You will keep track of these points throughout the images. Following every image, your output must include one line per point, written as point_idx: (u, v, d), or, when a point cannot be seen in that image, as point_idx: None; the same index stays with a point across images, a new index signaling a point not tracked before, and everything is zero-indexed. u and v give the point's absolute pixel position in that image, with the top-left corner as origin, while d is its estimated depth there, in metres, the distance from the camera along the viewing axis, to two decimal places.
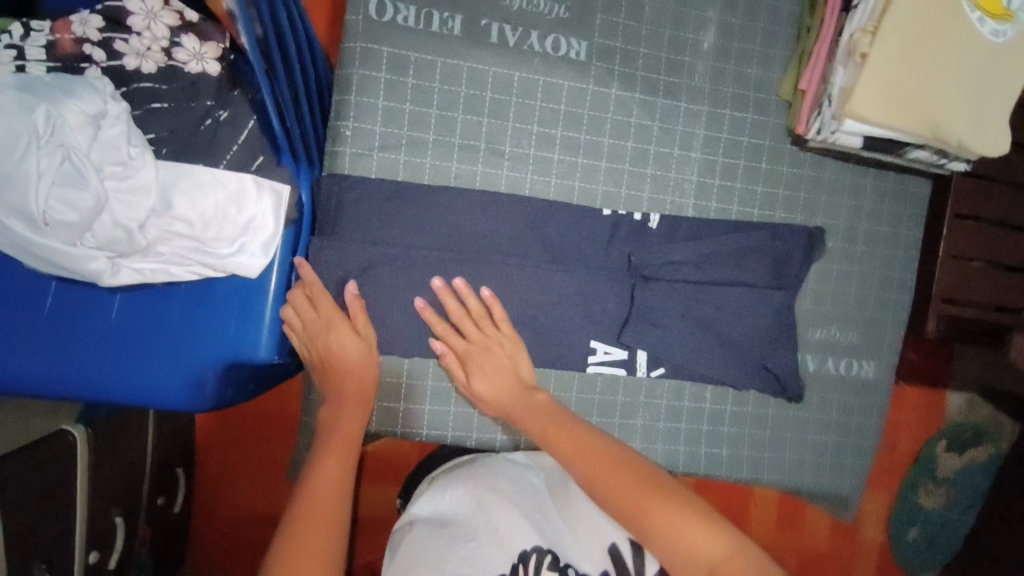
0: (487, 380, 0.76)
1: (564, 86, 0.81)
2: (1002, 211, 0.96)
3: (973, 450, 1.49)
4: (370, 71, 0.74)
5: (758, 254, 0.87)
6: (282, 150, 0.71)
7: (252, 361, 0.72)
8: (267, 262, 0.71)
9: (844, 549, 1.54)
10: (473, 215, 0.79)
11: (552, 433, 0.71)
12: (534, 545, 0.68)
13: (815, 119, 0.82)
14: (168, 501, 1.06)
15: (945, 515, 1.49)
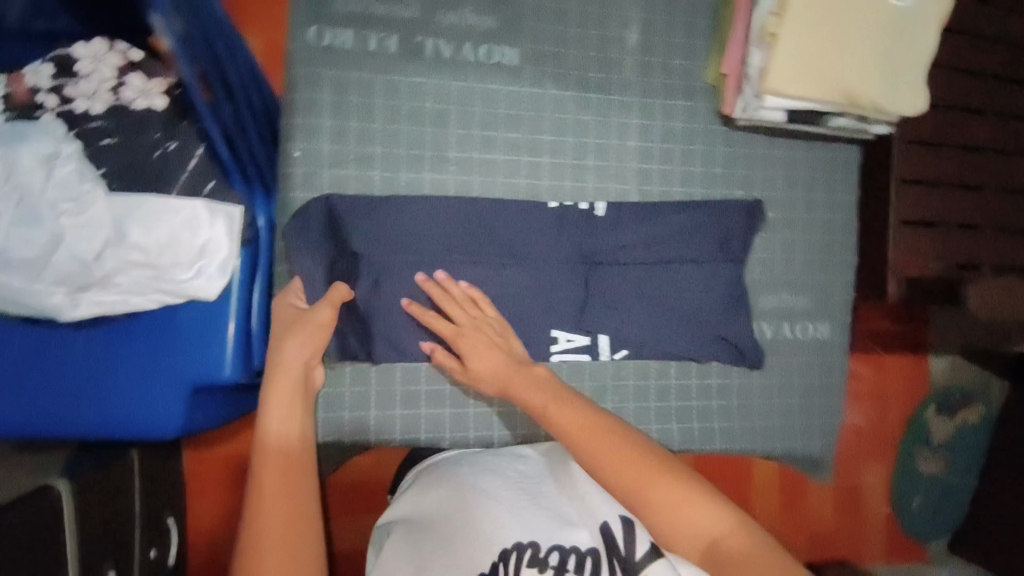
0: (484, 359, 0.75)
1: (500, 91, 0.86)
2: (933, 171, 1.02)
3: (964, 411, 1.60)
4: (313, 93, 0.79)
5: (704, 232, 0.92)
6: (231, 174, 0.76)
7: (217, 381, 0.75)
8: (225, 284, 0.75)
9: (850, 525, 1.57)
10: (426, 219, 0.83)
11: (549, 408, 0.69)
12: (516, 541, 0.64)
13: (740, 100, 0.87)
14: (160, 549, 1.06)
15: (948, 479, 1.59)
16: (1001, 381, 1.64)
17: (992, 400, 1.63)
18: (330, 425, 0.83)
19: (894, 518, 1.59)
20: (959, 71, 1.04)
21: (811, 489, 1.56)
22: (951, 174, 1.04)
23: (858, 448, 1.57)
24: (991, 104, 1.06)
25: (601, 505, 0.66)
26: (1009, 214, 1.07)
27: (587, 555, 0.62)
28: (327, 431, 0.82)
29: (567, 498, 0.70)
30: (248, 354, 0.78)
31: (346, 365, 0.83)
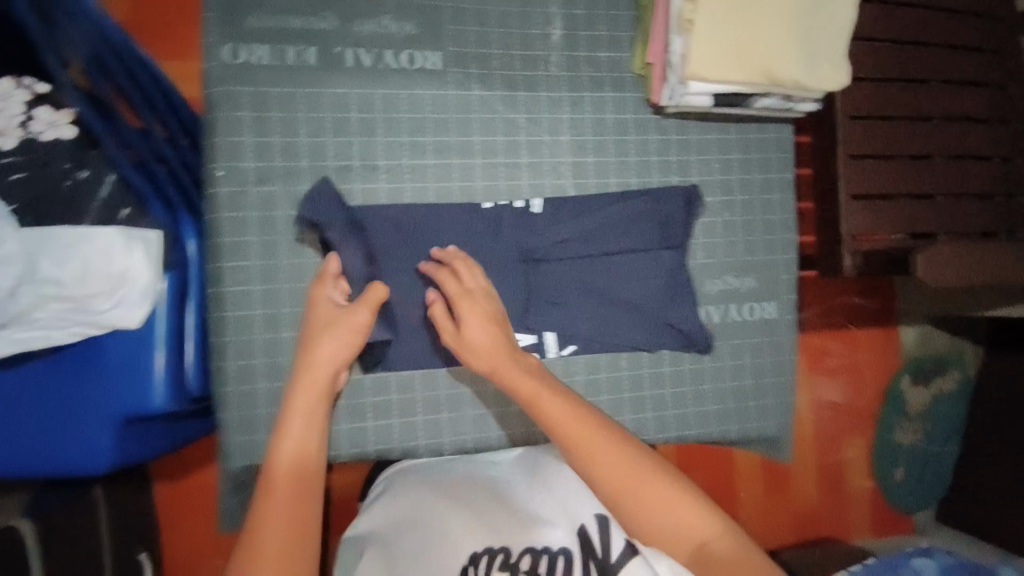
0: (481, 327, 0.77)
1: (426, 96, 0.85)
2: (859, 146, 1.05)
3: (940, 379, 1.62)
4: (231, 111, 0.78)
5: (644, 221, 0.92)
6: (148, 200, 0.75)
7: (147, 411, 0.76)
8: (148, 312, 0.75)
9: (837, 502, 1.58)
10: (359, 231, 0.83)
11: (556, 415, 0.70)
12: (488, 545, 0.68)
13: (666, 88, 0.87)
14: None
15: (927, 448, 1.60)
16: (976, 348, 1.64)
17: (970, 367, 1.63)
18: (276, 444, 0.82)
19: (878, 490, 1.61)
20: (893, 45, 1.08)
21: (796, 470, 1.56)
22: (886, 146, 1.09)
23: (839, 423, 1.58)
24: (928, 76, 1.10)
25: (579, 509, 0.69)
26: (950, 183, 1.11)
27: (560, 556, 0.66)
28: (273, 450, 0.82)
29: (536, 499, 0.73)
30: (179, 383, 0.79)
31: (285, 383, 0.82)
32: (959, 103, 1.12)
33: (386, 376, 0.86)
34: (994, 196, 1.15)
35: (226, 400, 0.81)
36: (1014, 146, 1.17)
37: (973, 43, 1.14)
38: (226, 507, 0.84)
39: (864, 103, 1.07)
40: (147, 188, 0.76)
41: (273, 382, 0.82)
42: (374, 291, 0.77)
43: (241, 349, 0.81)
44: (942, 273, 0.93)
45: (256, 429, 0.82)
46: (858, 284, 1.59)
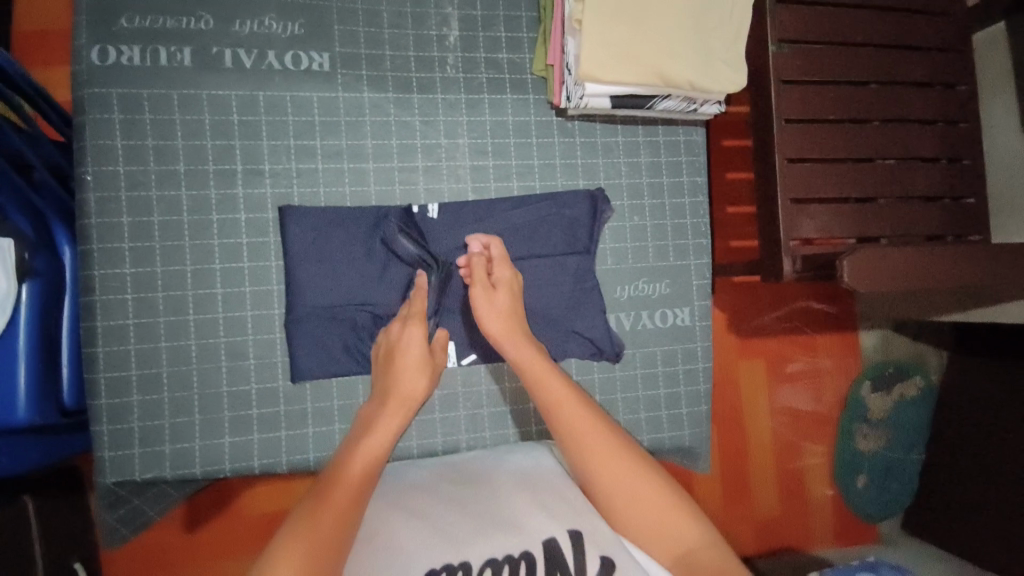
0: (507, 317, 0.77)
1: (313, 98, 0.83)
2: (791, 148, 1.01)
3: (901, 385, 1.55)
4: (101, 114, 0.76)
5: (548, 225, 0.90)
6: (5, 208, 0.75)
7: (10, 424, 0.74)
8: (6, 323, 0.73)
9: (800, 510, 1.55)
10: (248, 238, 0.81)
11: (572, 418, 0.68)
12: (450, 561, 0.61)
13: (564, 89, 0.84)
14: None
15: (889, 455, 1.54)
16: (940, 353, 1.58)
17: (930, 371, 1.57)
18: (149, 460, 0.77)
19: (839, 497, 1.57)
20: (825, 48, 1.02)
21: (752, 478, 1.53)
22: (825, 151, 1.02)
23: (795, 429, 1.55)
24: (865, 77, 1.04)
25: (543, 521, 0.65)
26: (892, 187, 1.04)
27: (522, 560, 0.62)
28: (147, 465, 0.77)
29: (492, 511, 0.68)
30: (46, 392, 0.77)
31: (164, 395, 0.78)
32: (902, 104, 1.05)
33: (306, 386, 0.82)
34: (942, 199, 1.08)
35: (97, 414, 0.76)
36: (964, 145, 1.09)
37: (915, 40, 1.06)
38: (106, 524, 0.79)
39: (799, 106, 1.01)
40: (4, 198, 0.75)
41: (148, 394, 0.77)
42: (439, 351, 0.80)
43: (112, 358, 0.76)
44: (870, 279, 0.88)
45: (131, 444, 0.77)
46: (814, 288, 1.57)
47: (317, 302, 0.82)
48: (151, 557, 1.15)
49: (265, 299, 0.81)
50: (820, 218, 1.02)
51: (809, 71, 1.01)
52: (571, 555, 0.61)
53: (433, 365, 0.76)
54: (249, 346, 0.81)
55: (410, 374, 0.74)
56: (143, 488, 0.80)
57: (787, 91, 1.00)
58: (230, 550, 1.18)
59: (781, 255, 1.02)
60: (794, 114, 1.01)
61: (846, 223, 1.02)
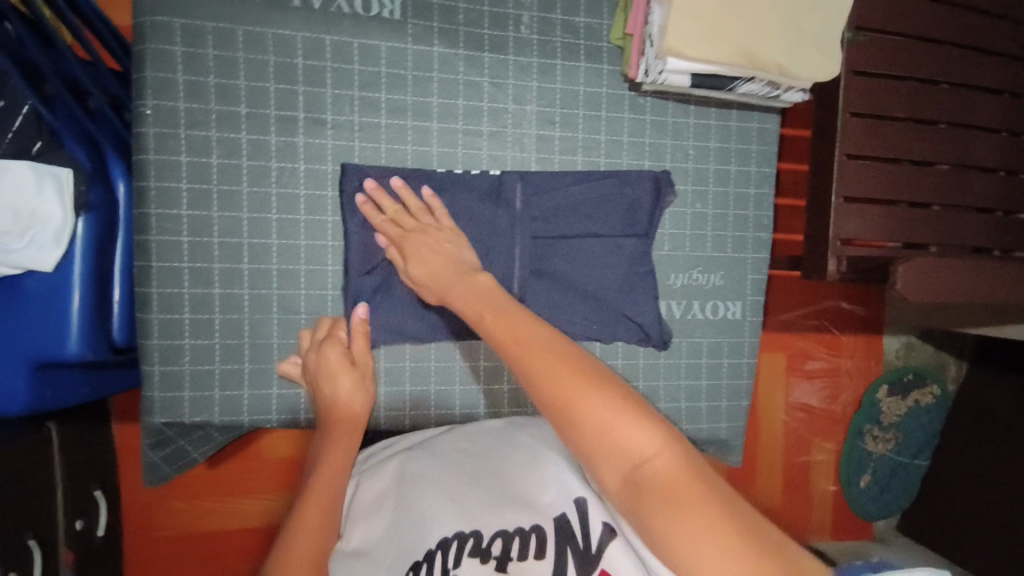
0: (420, 260, 0.71)
1: (381, 47, 0.79)
2: (857, 142, 0.93)
3: (916, 392, 1.51)
4: (164, 45, 0.73)
5: (608, 204, 0.87)
6: (63, 136, 0.72)
7: (60, 357, 0.74)
8: (62, 255, 0.71)
9: (801, 505, 1.52)
10: (308, 189, 0.79)
11: (510, 339, 0.56)
12: (456, 531, 0.61)
13: (642, 61, 0.80)
14: (88, 524, 1.02)
15: (896, 459, 1.51)
16: (959, 363, 1.56)
17: (949, 381, 1.55)
18: (199, 405, 0.78)
19: (840, 494, 1.53)
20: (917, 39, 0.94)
21: (760, 471, 1.50)
22: (890, 151, 0.94)
23: (807, 425, 1.52)
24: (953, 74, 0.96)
25: (558, 496, 0.62)
26: (970, 195, 0.99)
27: (533, 534, 0.59)
28: (196, 409, 0.78)
29: (506, 479, 0.66)
30: (98, 330, 0.76)
31: (215, 342, 0.78)
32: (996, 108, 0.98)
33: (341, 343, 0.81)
34: (994, 212, 1.02)
35: (149, 354, 0.76)
36: (1023, 158, 1.02)
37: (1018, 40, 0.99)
38: (150, 462, 0.80)
39: (869, 99, 0.93)
40: (61, 124, 0.72)
41: (199, 338, 0.77)
42: (361, 337, 0.79)
43: (166, 300, 0.75)
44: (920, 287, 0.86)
45: (181, 387, 0.77)
46: (846, 290, 1.52)
47: (359, 264, 0.79)
48: (173, 491, 1.18)
49: (319, 254, 0.80)
50: (885, 221, 0.95)
51: (887, 62, 0.92)
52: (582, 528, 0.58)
53: (362, 368, 0.79)
54: (301, 300, 0.80)
55: (345, 401, 0.77)
56: (190, 429, 0.80)
57: (865, 79, 0.92)
58: (251, 489, 1.21)
59: (827, 253, 0.97)
60: (863, 108, 0.93)
61: (915, 228, 0.96)
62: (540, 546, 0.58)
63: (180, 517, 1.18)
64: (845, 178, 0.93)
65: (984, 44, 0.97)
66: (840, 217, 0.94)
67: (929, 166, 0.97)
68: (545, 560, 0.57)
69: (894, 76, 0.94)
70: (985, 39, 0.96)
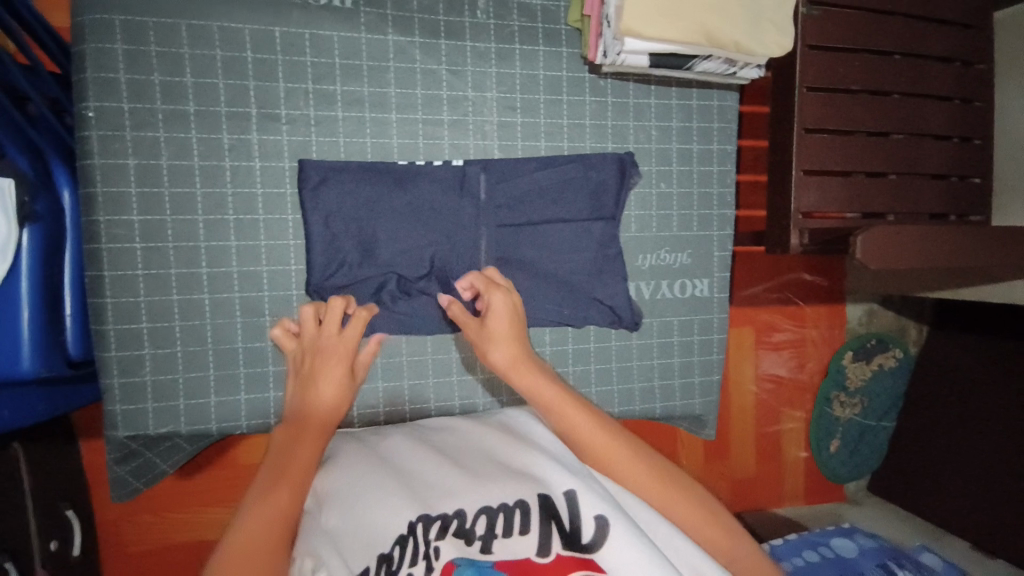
0: (512, 346, 0.68)
1: (333, 37, 0.76)
2: (813, 116, 0.95)
3: (881, 355, 1.56)
4: (103, 43, 0.69)
5: (574, 189, 0.86)
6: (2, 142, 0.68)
7: (14, 376, 0.70)
8: (7, 268, 0.67)
9: (776, 473, 1.57)
10: (266, 188, 0.76)
11: (593, 446, 0.61)
12: (442, 511, 0.58)
13: (601, 43, 0.80)
14: (64, 546, 0.99)
15: (865, 422, 1.57)
16: (920, 326, 1.61)
17: (910, 344, 1.60)
18: (164, 415, 0.75)
19: (812, 460, 1.59)
20: (867, 12, 0.95)
21: (733, 440, 1.53)
22: (845, 123, 0.96)
23: (778, 395, 1.56)
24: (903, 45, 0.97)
25: (544, 474, 0.60)
26: (926, 164, 1.01)
27: (517, 509, 0.56)
28: (160, 420, 0.75)
29: (487, 464, 0.64)
30: (53, 345, 0.73)
31: (177, 350, 0.75)
32: (948, 78, 1.00)
33: None
34: (948, 178, 1.04)
35: (107, 366, 0.73)
36: (976, 125, 1.04)
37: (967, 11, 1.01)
38: (117, 477, 0.77)
39: (823, 74, 0.94)
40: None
41: (160, 348, 0.74)
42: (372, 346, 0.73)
43: (121, 310, 0.72)
44: (881, 257, 0.85)
45: (144, 398, 0.74)
46: (808, 261, 1.56)
47: (323, 263, 0.78)
48: (143, 504, 1.15)
49: (281, 254, 0.78)
50: (842, 193, 0.97)
51: (838, 36, 0.94)
52: (567, 508, 0.56)
53: (357, 378, 0.71)
54: (265, 302, 0.78)
55: (330, 392, 0.67)
56: (158, 440, 0.78)
57: (818, 54, 0.94)
58: (223, 498, 1.18)
59: (789, 227, 0.99)
60: (818, 82, 0.94)
61: (872, 199, 0.98)
62: (525, 521, 0.55)
63: (151, 530, 1.15)
64: (802, 152, 0.95)
65: (933, 15, 0.98)
66: (800, 191, 0.96)
67: (883, 136, 0.99)
68: (529, 535, 0.54)
69: (845, 49, 0.96)
70: (935, 10, 0.98)
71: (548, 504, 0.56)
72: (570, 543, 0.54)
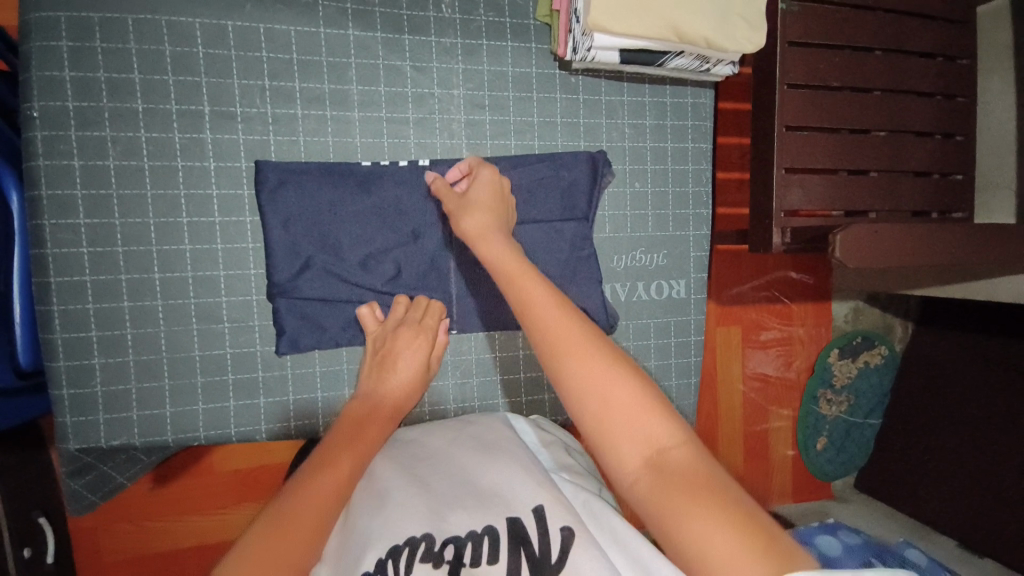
0: (486, 213, 0.66)
1: (290, 32, 0.74)
2: (794, 112, 0.92)
3: (866, 353, 1.54)
4: (48, 40, 0.66)
5: (546, 188, 0.84)
6: None
7: None
8: None
9: (761, 472, 1.56)
10: (223, 190, 0.73)
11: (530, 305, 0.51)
12: (409, 538, 0.52)
13: (570, 39, 0.78)
14: (36, 553, 0.95)
15: (851, 420, 1.55)
16: (906, 323, 1.58)
17: (896, 340, 1.58)
18: (116, 428, 0.72)
19: (798, 459, 1.57)
20: (846, 8, 0.93)
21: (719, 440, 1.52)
22: (825, 119, 0.94)
23: (762, 395, 1.54)
24: (882, 41, 0.95)
25: (515, 496, 0.55)
26: (905, 160, 0.99)
27: (486, 535, 0.52)
28: (112, 432, 0.72)
29: (455, 482, 0.59)
30: None
31: (131, 359, 0.72)
32: (928, 73, 0.98)
33: (288, 357, 0.78)
34: (932, 174, 1.02)
35: (55, 377, 0.70)
36: (959, 120, 1.02)
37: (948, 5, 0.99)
38: (69, 492, 0.73)
39: (803, 70, 0.92)
40: None
41: (111, 357, 0.71)
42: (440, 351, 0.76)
43: (69, 318, 0.69)
44: (862, 254, 0.82)
45: (95, 410, 0.71)
46: (794, 259, 1.55)
47: (286, 266, 0.75)
48: (117, 513, 1.08)
49: (239, 258, 0.75)
50: (823, 191, 0.95)
51: (816, 32, 0.92)
52: (538, 533, 0.51)
53: (429, 373, 0.73)
54: (222, 307, 0.75)
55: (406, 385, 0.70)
56: (111, 453, 0.75)
57: (798, 49, 0.91)
58: (203, 506, 1.13)
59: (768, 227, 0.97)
60: (797, 78, 0.92)
61: (850, 197, 0.96)
62: (494, 549, 0.51)
63: (126, 540, 1.09)
64: (782, 150, 0.92)
65: (912, 11, 0.97)
66: (782, 191, 0.94)
67: (864, 133, 0.97)
68: (498, 566, 0.50)
69: (824, 45, 0.94)
70: (914, 5, 0.96)
71: (517, 529, 0.52)
72: (541, 568, 0.49)
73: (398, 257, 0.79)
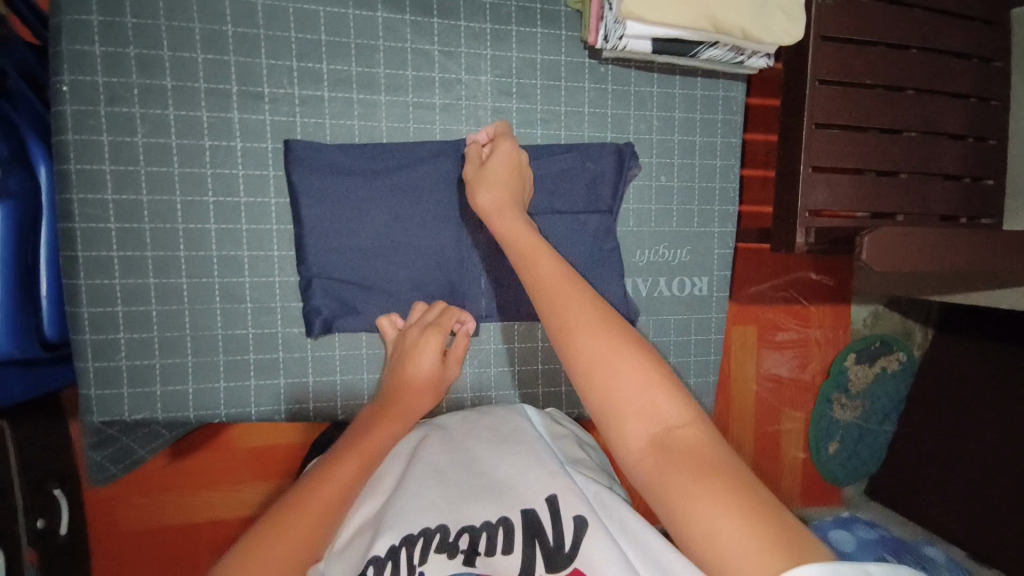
0: (502, 188, 0.63)
1: (319, 13, 0.73)
2: (825, 108, 0.90)
3: (884, 358, 1.51)
4: (79, 14, 0.67)
5: (570, 179, 0.83)
6: None
7: None
8: None
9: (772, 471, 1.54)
10: (249, 170, 0.73)
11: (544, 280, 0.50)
12: (422, 527, 0.52)
13: (602, 26, 0.76)
14: (50, 523, 0.95)
15: (864, 425, 1.52)
16: (926, 329, 1.56)
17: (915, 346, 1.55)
18: (139, 402, 0.73)
19: (809, 462, 1.54)
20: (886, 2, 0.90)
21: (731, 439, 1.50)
22: (856, 117, 0.91)
23: (777, 395, 1.52)
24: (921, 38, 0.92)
25: (526, 486, 0.55)
26: (938, 163, 0.96)
27: (500, 526, 0.52)
28: (136, 406, 0.73)
29: (466, 469, 0.59)
30: (27, 328, 0.71)
31: (154, 335, 0.73)
32: (966, 75, 0.96)
33: (309, 338, 0.78)
34: (963, 179, 1.00)
35: (81, 350, 0.70)
36: (992, 124, 0.99)
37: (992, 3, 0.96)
38: (92, 463, 0.73)
39: (837, 66, 0.89)
40: None
41: (136, 333, 0.72)
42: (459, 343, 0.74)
43: (95, 292, 0.70)
44: (890, 258, 0.80)
45: (119, 383, 0.72)
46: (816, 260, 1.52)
47: (312, 245, 0.75)
48: (133, 485, 1.11)
49: (262, 239, 0.75)
50: (853, 191, 0.93)
51: (854, 26, 0.89)
52: (551, 525, 0.51)
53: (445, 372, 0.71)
54: (245, 288, 0.75)
55: (419, 387, 0.69)
56: (134, 426, 0.75)
57: (833, 43, 0.89)
58: (218, 482, 1.14)
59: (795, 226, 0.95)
60: (831, 74, 0.89)
61: (882, 199, 0.94)
62: (509, 540, 0.51)
63: (142, 511, 1.11)
64: (812, 147, 0.90)
65: (954, 8, 0.93)
66: (811, 189, 0.91)
67: (896, 134, 0.95)
68: (512, 557, 0.50)
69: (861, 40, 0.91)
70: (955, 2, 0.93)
71: (530, 521, 0.52)
72: (557, 561, 0.49)
73: (420, 241, 0.79)
